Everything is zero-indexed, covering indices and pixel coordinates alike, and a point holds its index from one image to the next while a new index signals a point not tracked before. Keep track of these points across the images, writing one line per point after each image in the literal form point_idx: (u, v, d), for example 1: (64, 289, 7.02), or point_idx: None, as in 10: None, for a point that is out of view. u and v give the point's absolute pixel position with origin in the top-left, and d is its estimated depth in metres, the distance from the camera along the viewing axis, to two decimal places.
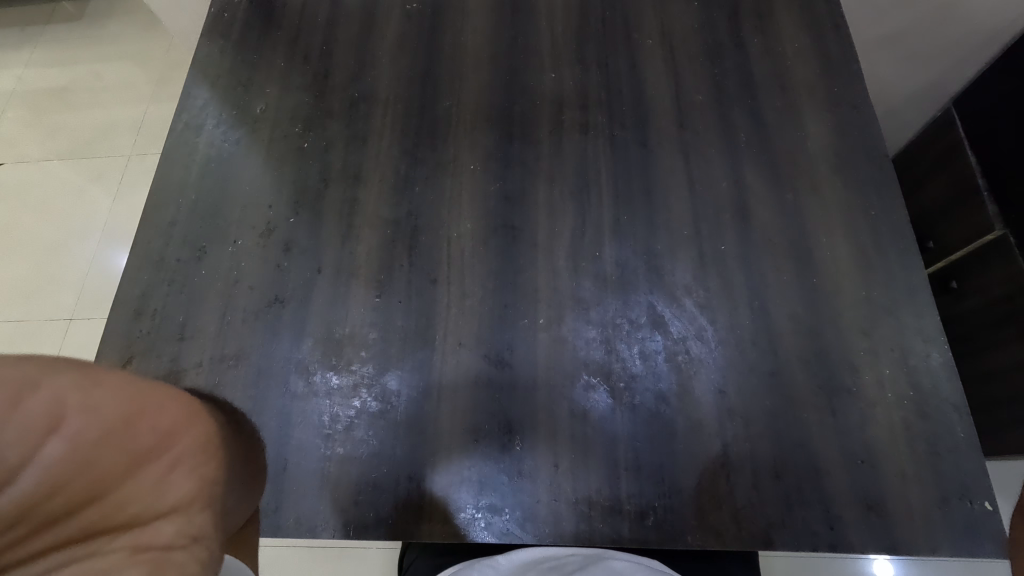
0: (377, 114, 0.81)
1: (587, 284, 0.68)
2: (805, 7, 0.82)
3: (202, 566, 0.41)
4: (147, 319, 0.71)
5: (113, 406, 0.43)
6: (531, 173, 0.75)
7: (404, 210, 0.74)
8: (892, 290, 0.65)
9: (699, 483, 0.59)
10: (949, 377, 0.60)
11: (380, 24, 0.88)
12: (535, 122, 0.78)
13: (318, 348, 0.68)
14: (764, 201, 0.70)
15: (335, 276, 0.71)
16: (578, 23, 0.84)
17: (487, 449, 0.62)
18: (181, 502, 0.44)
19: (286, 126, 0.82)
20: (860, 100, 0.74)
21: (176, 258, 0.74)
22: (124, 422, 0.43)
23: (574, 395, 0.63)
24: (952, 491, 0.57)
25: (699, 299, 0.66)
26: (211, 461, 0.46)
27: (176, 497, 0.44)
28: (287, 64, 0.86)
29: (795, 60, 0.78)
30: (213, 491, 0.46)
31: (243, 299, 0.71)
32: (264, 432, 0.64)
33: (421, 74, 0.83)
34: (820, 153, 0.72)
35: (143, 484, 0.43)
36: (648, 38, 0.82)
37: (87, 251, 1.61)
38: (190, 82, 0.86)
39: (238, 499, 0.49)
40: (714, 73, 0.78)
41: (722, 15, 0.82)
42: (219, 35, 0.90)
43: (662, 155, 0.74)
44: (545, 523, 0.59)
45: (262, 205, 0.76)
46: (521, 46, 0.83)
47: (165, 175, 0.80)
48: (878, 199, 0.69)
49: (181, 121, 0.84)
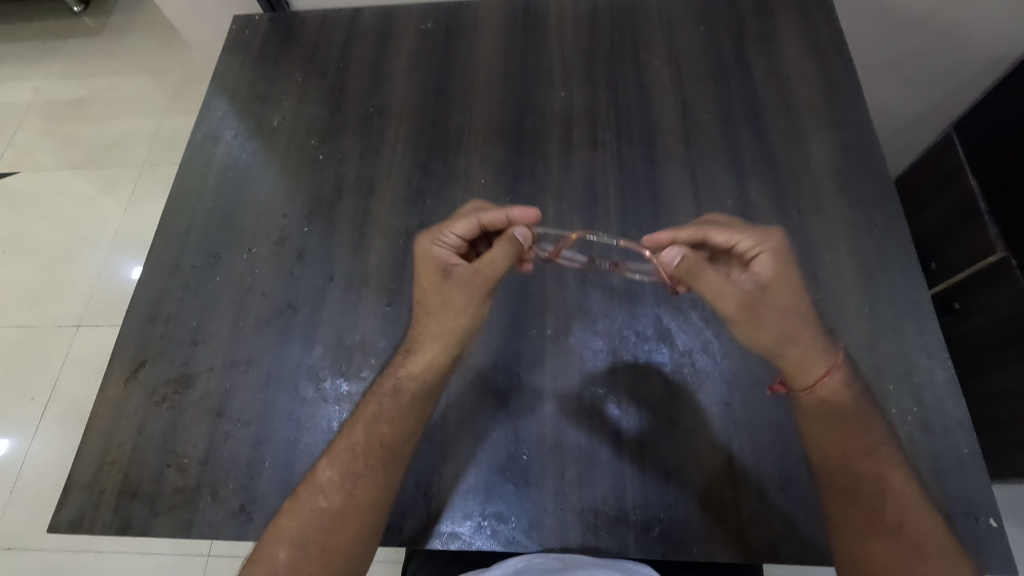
0: (392, 127, 0.83)
1: (595, 296, 0.69)
2: (810, 31, 0.84)
3: (451, 292, 0.62)
4: (161, 323, 0.73)
5: (474, 308, 0.62)
6: (541, 188, 0.76)
7: (415, 221, 0.76)
8: (895, 307, 0.65)
9: (705, 494, 0.59)
10: (953, 392, 0.61)
11: (396, 42, 0.91)
12: (544, 138, 0.80)
13: (327, 355, 0.69)
14: (768, 218, 0.71)
15: (346, 285, 0.73)
16: (588, 43, 0.87)
17: (494, 459, 0.62)
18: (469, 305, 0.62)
19: (302, 138, 0.84)
20: (862, 120, 0.76)
21: (190, 264, 0.76)
22: (476, 313, 0.63)
23: (581, 405, 0.64)
24: (957, 506, 0.57)
25: (704, 312, 0.67)
26: (450, 342, 0.63)
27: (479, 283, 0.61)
28: (304, 78, 0.89)
29: (799, 83, 0.80)
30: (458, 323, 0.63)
31: (257, 305, 0.73)
32: (273, 436, 0.65)
33: (435, 90, 0.85)
34: (823, 171, 0.73)
35: (479, 281, 0.61)
36: (655, 59, 0.84)
37: (98, 260, 1.65)
38: (209, 95, 0.89)
39: (450, 320, 0.62)
40: (720, 94, 0.80)
41: (728, 39, 0.85)
42: (239, 51, 0.93)
43: (670, 171, 0.75)
44: (551, 532, 0.59)
45: (277, 214, 0.79)
46: (532, 65, 0.86)
47: (183, 184, 0.82)
48: (880, 218, 0.70)
49: (199, 132, 0.86)
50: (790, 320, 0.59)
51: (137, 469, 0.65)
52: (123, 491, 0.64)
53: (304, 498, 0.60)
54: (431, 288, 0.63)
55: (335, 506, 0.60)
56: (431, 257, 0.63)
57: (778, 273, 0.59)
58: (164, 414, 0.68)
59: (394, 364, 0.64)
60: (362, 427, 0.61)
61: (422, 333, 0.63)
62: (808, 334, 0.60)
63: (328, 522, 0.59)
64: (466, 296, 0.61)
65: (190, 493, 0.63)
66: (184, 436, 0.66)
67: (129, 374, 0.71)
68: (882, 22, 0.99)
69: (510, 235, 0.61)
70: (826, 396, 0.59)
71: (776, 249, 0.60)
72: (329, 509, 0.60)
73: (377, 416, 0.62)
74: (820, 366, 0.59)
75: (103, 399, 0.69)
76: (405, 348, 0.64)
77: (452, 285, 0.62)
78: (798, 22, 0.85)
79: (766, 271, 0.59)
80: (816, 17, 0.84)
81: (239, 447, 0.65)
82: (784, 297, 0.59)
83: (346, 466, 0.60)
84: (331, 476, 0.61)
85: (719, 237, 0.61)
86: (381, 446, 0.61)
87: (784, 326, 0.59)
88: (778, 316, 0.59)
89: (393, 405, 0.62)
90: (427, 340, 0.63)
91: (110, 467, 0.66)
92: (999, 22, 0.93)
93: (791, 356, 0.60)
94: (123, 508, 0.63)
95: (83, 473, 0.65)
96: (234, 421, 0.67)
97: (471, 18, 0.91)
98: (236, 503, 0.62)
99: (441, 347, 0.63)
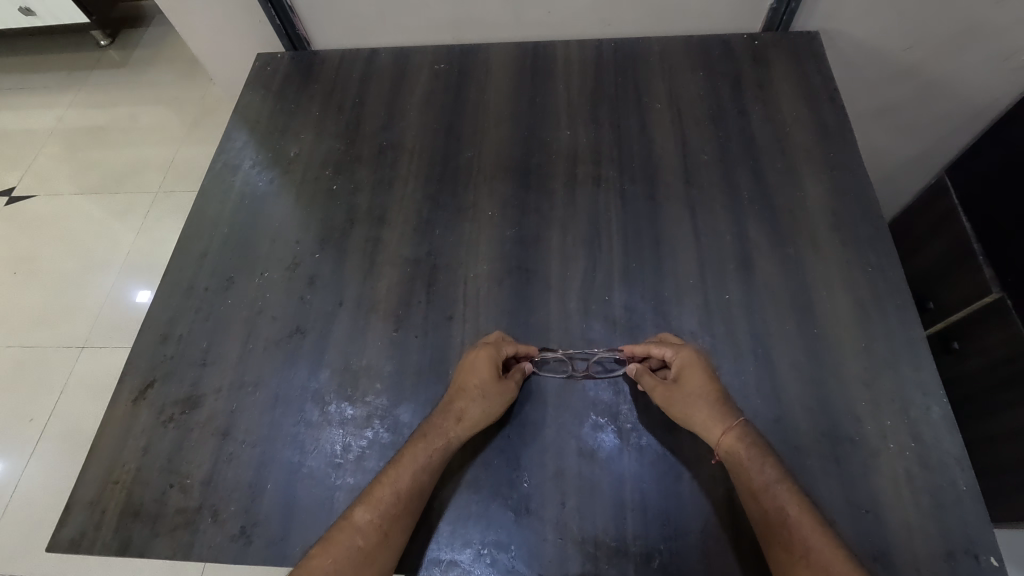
0: (404, 160, 0.87)
1: (597, 326, 0.71)
2: (803, 79, 0.88)
3: (498, 383, 0.65)
4: (173, 344, 0.75)
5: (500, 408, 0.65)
6: (546, 221, 0.79)
7: (424, 249, 0.78)
8: (890, 343, 0.67)
9: (705, 526, 0.59)
10: (949, 429, 0.62)
11: (410, 81, 0.96)
12: (550, 174, 0.83)
13: (334, 378, 0.70)
14: (765, 255, 0.74)
15: (354, 310, 0.75)
16: (593, 86, 0.91)
17: (495, 486, 0.63)
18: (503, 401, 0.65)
19: (317, 169, 0.88)
20: (854, 164, 0.79)
21: (204, 287, 0.79)
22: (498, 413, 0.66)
23: (582, 434, 0.65)
24: (957, 544, 0.57)
25: (704, 344, 0.68)
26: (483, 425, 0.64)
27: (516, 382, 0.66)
28: (321, 113, 0.94)
29: (794, 127, 0.84)
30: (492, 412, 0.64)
31: (267, 328, 0.75)
32: (277, 459, 0.66)
33: (446, 127, 0.90)
34: (818, 211, 0.76)
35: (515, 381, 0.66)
36: (656, 102, 0.88)
37: (107, 283, 1.68)
38: (230, 127, 0.93)
39: (489, 409, 0.64)
40: (719, 136, 0.84)
41: (726, 84, 0.89)
42: (261, 87, 0.98)
43: (670, 207, 0.78)
44: (551, 562, 0.59)
45: (291, 241, 0.81)
46: (539, 106, 0.90)
47: (200, 210, 0.86)
48: (874, 257, 0.72)
49: (219, 161, 0.90)
50: (693, 406, 0.61)
51: (141, 489, 0.66)
52: (124, 510, 0.64)
53: (339, 536, 0.57)
54: (482, 381, 0.64)
55: (371, 543, 0.57)
56: (484, 357, 0.65)
57: (686, 371, 0.63)
58: (170, 434, 0.69)
59: (440, 423, 0.63)
60: (408, 472, 0.60)
61: (470, 410, 0.63)
62: (704, 412, 0.61)
63: (362, 560, 0.56)
64: (513, 390, 0.66)
65: (192, 515, 0.64)
66: (188, 457, 0.67)
67: (138, 394, 0.72)
68: (877, 70, 1.01)
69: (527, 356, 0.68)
70: (728, 450, 0.59)
71: (688, 356, 0.64)
72: (365, 547, 0.56)
73: (423, 465, 0.61)
74: (716, 428, 0.60)
75: (110, 418, 0.70)
76: (451, 414, 0.63)
77: (496, 378, 0.65)
78: (792, 71, 0.89)
79: (676, 371, 0.64)
80: (809, 66, 0.89)
81: (243, 468, 0.66)
82: (692, 389, 0.62)
83: (385, 504, 0.58)
84: (367, 513, 0.58)
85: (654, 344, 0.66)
86: (418, 489, 0.60)
87: (688, 413, 0.61)
88: (685, 404, 0.62)
89: (438, 457, 0.62)
90: (469, 415, 0.63)
91: (114, 486, 0.66)
92: (988, 71, 0.97)
93: (693, 423, 0.61)
94: (123, 528, 0.63)
95: (86, 492, 0.66)
96: (239, 442, 0.67)
97: (483, 60, 0.96)
98: (237, 526, 0.62)
99: (483, 419, 0.63)
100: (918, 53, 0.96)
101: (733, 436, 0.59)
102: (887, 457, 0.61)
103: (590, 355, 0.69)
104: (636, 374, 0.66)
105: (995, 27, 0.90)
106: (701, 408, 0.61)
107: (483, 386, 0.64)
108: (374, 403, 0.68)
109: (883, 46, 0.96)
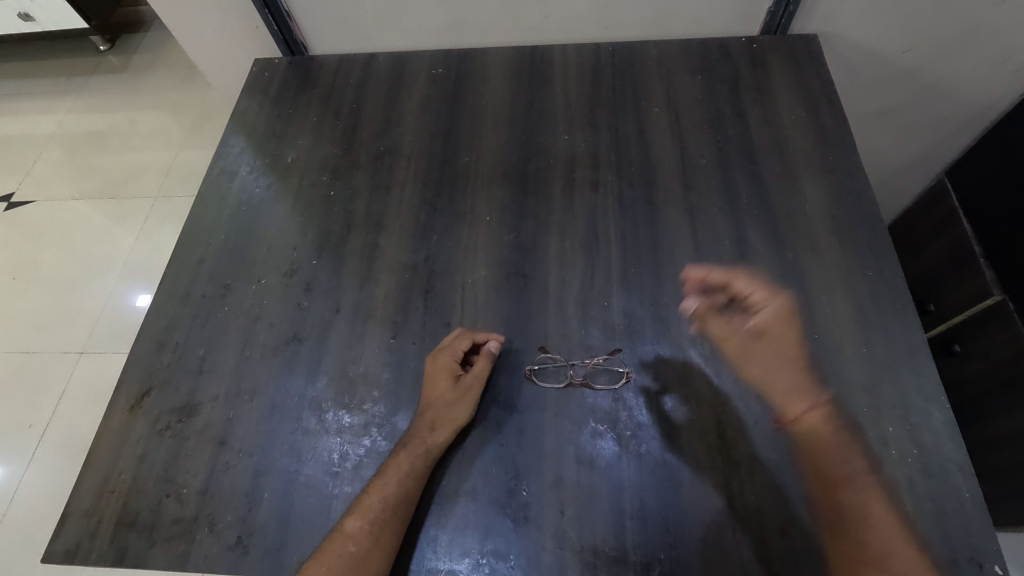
0: (401, 166, 0.87)
1: (596, 332, 0.70)
2: (802, 82, 0.88)
3: (457, 385, 0.65)
4: (169, 351, 0.74)
5: (468, 405, 0.65)
6: (544, 226, 0.79)
7: (422, 255, 0.78)
8: (892, 348, 0.66)
9: (705, 535, 0.59)
10: (951, 435, 0.61)
11: (408, 85, 0.95)
12: (548, 179, 0.83)
13: (331, 386, 0.70)
14: (765, 259, 0.73)
15: (352, 317, 0.74)
16: (590, 90, 0.91)
17: (494, 495, 0.62)
18: (467, 399, 0.65)
19: (315, 174, 0.87)
20: (854, 167, 0.79)
21: (201, 295, 0.78)
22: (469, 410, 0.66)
23: (581, 441, 0.64)
24: (960, 552, 0.56)
25: (703, 350, 0.68)
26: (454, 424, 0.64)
27: (476, 377, 0.66)
28: (319, 118, 0.93)
29: (793, 131, 0.83)
30: (458, 410, 0.64)
31: (264, 335, 0.74)
32: (273, 468, 0.65)
33: (443, 132, 0.89)
34: (818, 216, 0.76)
35: (476, 378, 0.66)
36: (654, 106, 0.88)
37: (106, 288, 1.68)
38: (228, 133, 0.93)
39: (452, 409, 0.64)
40: (718, 140, 0.84)
41: (724, 88, 0.89)
42: (259, 92, 0.98)
43: (668, 212, 0.78)
44: (550, 571, 0.58)
45: (288, 247, 0.81)
46: (537, 110, 0.90)
47: (198, 216, 0.85)
48: (874, 261, 0.72)
49: (216, 168, 0.90)
50: (776, 367, 0.63)
51: (137, 499, 0.65)
52: (120, 521, 0.64)
53: (333, 547, 0.58)
54: (443, 389, 0.65)
55: (363, 551, 0.57)
56: (441, 367, 0.67)
57: (773, 331, 0.65)
58: (166, 443, 0.68)
59: (415, 433, 0.64)
60: (390, 481, 0.60)
61: (439, 416, 0.64)
62: (789, 380, 0.63)
63: (354, 568, 0.56)
64: (477, 388, 0.66)
65: (188, 524, 0.63)
66: (184, 466, 0.67)
67: (134, 402, 0.71)
68: (876, 72, 1.00)
69: (487, 350, 0.68)
70: (806, 430, 0.61)
71: (779, 313, 0.66)
72: (357, 555, 0.56)
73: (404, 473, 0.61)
74: (800, 402, 0.62)
75: (106, 426, 0.70)
76: (423, 424, 0.64)
77: (456, 383, 0.66)
78: (791, 74, 0.89)
79: (764, 322, 0.65)
80: (807, 70, 0.89)
81: (239, 477, 0.65)
82: (777, 351, 0.64)
83: (373, 512, 0.59)
84: (357, 523, 0.58)
85: (744, 284, 0.67)
86: (405, 496, 0.60)
87: (766, 371, 0.63)
88: (767, 365, 0.63)
89: (420, 463, 0.62)
90: (438, 420, 0.64)
91: (110, 496, 0.66)
92: (987, 74, 0.97)
93: (774, 382, 0.63)
94: (119, 538, 0.63)
95: (82, 502, 0.65)
96: (236, 451, 0.67)
97: (480, 65, 0.96)
98: (234, 535, 0.62)
99: (453, 421, 0.64)
100: (917, 55, 0.96)
101: (817, 419, 0.61)
102: (889, 465, 0.60)
103: (589, 363, 0.68)
104: (704, 318, 0.68)
105: (995, 28, 0.90)
106: (781, 369, 0.63)
107: (443, 391, 0.65)
108: (371, 411, 0.68)
109: (882, 49, 0.96)
